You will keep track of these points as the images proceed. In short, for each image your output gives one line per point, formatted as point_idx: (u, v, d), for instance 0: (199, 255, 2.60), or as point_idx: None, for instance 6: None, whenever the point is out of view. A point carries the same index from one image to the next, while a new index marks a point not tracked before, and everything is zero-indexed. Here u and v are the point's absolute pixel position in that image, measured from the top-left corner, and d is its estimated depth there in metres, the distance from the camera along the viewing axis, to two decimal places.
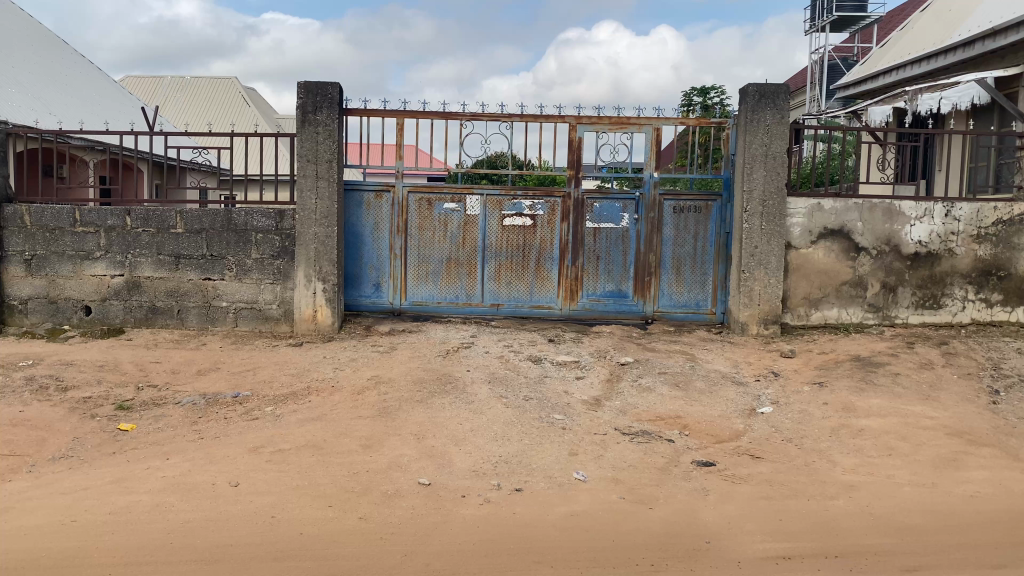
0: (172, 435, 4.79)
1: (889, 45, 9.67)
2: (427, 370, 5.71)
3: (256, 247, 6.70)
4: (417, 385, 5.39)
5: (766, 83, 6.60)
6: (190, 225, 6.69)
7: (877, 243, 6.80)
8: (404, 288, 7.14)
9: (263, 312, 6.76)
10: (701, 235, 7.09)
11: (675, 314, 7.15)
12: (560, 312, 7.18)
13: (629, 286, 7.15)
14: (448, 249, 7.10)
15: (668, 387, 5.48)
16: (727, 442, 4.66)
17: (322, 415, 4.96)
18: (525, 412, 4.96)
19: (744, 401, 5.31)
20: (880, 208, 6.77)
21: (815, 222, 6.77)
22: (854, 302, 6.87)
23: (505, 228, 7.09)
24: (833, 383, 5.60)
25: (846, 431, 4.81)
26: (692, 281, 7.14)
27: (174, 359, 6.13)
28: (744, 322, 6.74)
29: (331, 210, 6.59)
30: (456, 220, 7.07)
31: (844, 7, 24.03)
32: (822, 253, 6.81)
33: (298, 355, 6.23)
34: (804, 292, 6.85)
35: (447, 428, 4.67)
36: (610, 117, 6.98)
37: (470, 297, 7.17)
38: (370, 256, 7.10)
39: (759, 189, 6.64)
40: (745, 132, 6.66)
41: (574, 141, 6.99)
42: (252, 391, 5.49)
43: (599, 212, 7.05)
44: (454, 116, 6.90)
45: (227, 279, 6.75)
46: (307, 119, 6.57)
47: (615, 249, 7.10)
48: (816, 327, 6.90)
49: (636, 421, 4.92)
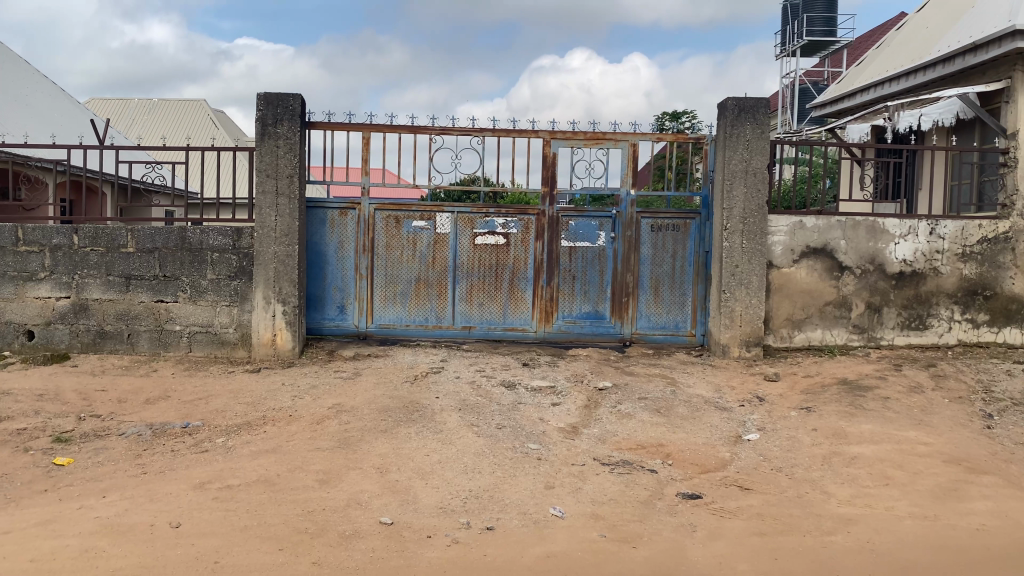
0: (112, 470, 4.39)
1: (865, 64, 9.55)
2: (393, 398, 5.35)
3: (212, 266, 6.34)
4: (381, 413, 5.03)
5: (745, 97, 6.39)
6: (142, 244, 6.32)
7: (861, 262, 6.59)
8: (370, 310, 6.79)
9: (219, 336, 6.38)
10: (680, 254, 6.83)
11: (654, 335, 6.88)
12: (534, 335, 6.86)
13: (606, 307, 6.87)
14: (417, 269, 6.78)
15: (649, 413, 5.18)
16: (713, 472, 4.36)
17: (278, 447, 4.58)
18: (498, 441, 4.62)
19: (729, 428, 5.02)
20: (863, 226, 6.57)
21: (797, 240, 6.55)
22: (838, 323, 6.63)
23: (476, 247, 6.78)
24: (822, 408, 5.33)
25: (838, 459, 4.53)
26: (671, 302, 6.87)
27: (121, 386, 5.71)
28: (725, 344, 6.47)
29: (292, 228, 6.28)
30: (425, 238, 6.76)
31: (814, 33, 24.23)
32: (805, 272, 6.58)
33: (255, 382, 5.85)
34: (787, 313, 6.61)
35: (412, 460, 4.32)
36: (585, 132, 6.73)
37: (440, 319, 6.84)
38: (335, 276, 6.75)
39: (739, 206, 6.40)
40: (725, 148, 6.43)
41: (548, 157, 6.72)
42: (204, 421, 5.10)
43: (575, 230, 6.78)
44: (423, 130, 6.61)
45: (181, 301, 6.37)
46: (267, 132, 6.26)
47: (591, 269, 6.82)
48: (800, 349, 6.64)
49: (616, 451, 4.60)
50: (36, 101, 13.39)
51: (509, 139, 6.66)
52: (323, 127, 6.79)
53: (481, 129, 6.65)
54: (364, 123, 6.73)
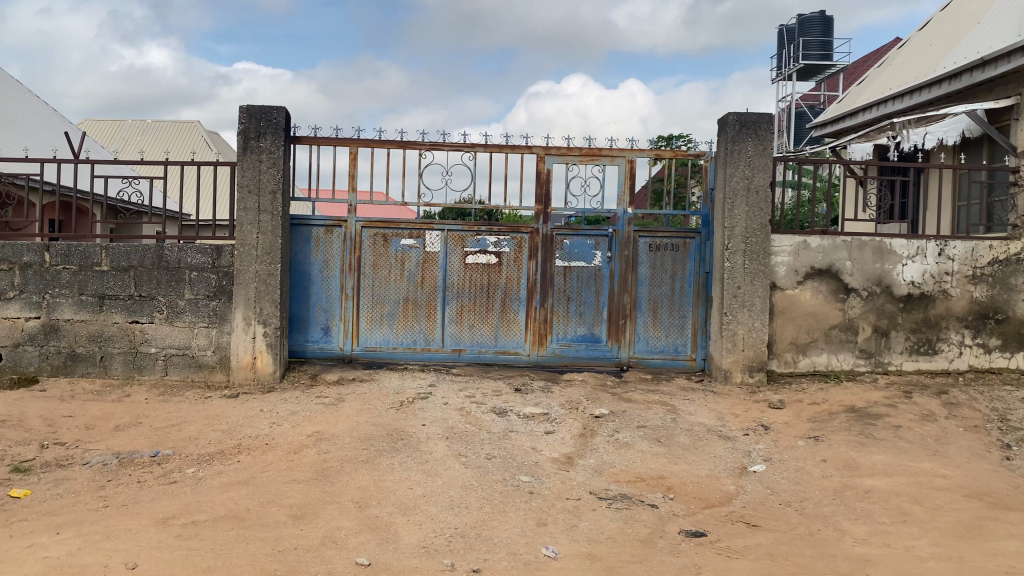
0: (71, 503, 4.06)
1: (867, 83, 9.35)
2: (377, 426, 5.05)
3: (190, 285, 6.05)
4: (364, 442, 4.73)
5: (747, 112, 6.16)
6: (117, 262, 6.03)
7: (868, 284, 6.33)
8: (356, 332, 6.50)
9: (197, 359, 6.08)
10: (679, 275, 6.57)
11: (652, 360, 6.59)
12: (527, 359, 6.57)
13: (602, 330, 6.59)
14: (405, 289, 6.50)
15: (649, 442, 4.88)
16: (718, 507, 4.06)
17: (250, 479, 4.27)
18: (487, 473, 4.32)
19: (733, 458, 4.72)
20: (869, 246, 6.32)
21: (801, 260, 6.29)
22: (844, 347, 6.36)
23: (467, 266, 6.52)
24: (830, 437, 5.04)
25: (851, 493, 4.23)
26: (670, 325, 6.60)
27: (90, 412, 5.40)
28: (727, 369, 6.19)
29: (274, 245, 6.00)
30: (414, 257, 6.49)
31: (810, 57, 24.16)
32: (810, 293, 6.31)
33: (232, 409, 5.54)
34: (791, 337, 6.33)
35: (394, 494, 4.01)
36: (581, 147, 6.48)
37: (429, 341, 6.55)
38: (319, 296, 6.46)
39: (741, 225, 6.16)
40: (726, 164, 6.19)
41: (542, 173, 6.47)
42: (174, 449, 4.78)
43: (570, 249, 6.52)
44: (413, 146, 6.36)
45: (157, 322, 6.08)
46: (249, 146, 6.00)
47: (587, 290, 6.55)
48: (805, 374, 6.36)
49: (613, 483, 4.31)
50: (19, 120, 13.14)
51: (502, 154, 6.41)
52: (308, 142, 6.54)
53: (473, 144, 6.40)
54: (351, 137, 6.48)
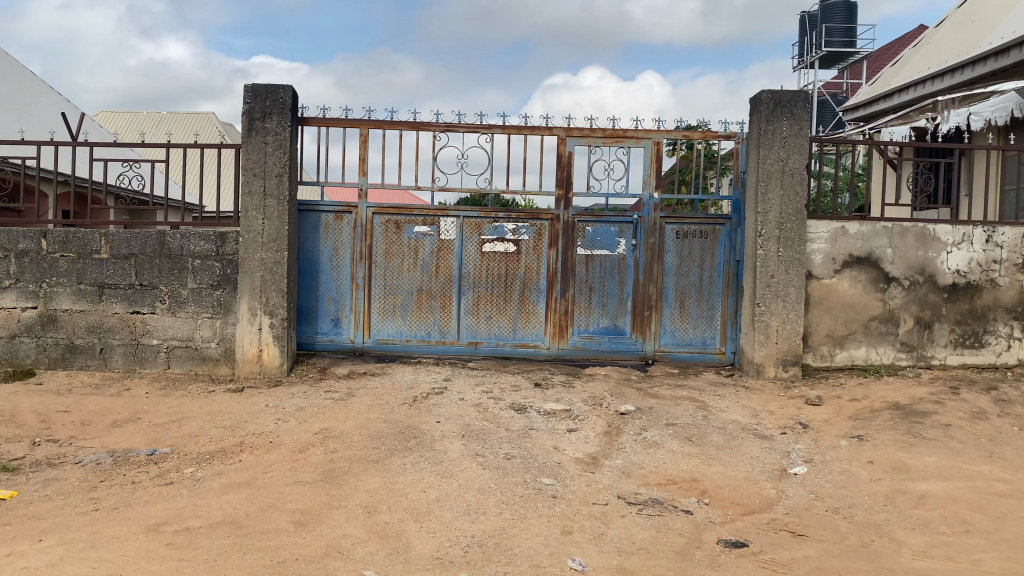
0: (59, 505, 3.77)
1: (902, 64, 8.92)
2: (387, 422, 4.73)
3: (193, 274, 5.76)
4: (374, 441, 4.41)
5: (782, 90, 5.79)
6: (116, 250, 5.75)
7: (910, 273, 5.96)
8: (367, 323, 6.18)
9: (200, 351, 5.79)
10: (708, 263, 6.21)
11: (679, 353, 6.24)
12: (547, 352, 6.24)
13: (626, 322, 6.25)
14: (419, 278, 6.18)
15: (679, 442, 4.54)
16: (759, 513, 3.72)
17: (251, 481, 3.96)
18: (505, 475, 3.99)
19: (772, 459, 4.37)
20: (912, 233, 5.94)
21: (838, 248, 5.92)
22: (884, 340, 5.99)
23: (483, 255, 6.19)
24: (875, 437, 4.67)
25: (903, 499, 3.87)
26: (698, 316, 6.24)
27: (87, 407, 5.12)
28: (759, 364, 5.83)
29: (281, 232, 5.70)
30: (428, 245, 6.17)
31: (833, 43, 23.59)
32: (847, 283, 5.94)
33: (236, 404, 5.25)
34: (827, 329, 5.96)
35: (405, 498, 3.69)
36: (604, 129, 6.13)
37: (444, 334, 6.23)
38: (328, 286, 6.15)
39: (774, 210, 5.79)
40: (759, 146, 5.82)
41: (562, 156, 6.12)
42: (173, 447, 4.49)
43: (592, 236, 6.18)
44: (426, 127, 6.03)
45: (158, 313, 5.79)
46: (254, 127, 5.70)
47: (610, 279, 6.21)
48: (842, 369, 5.99)
49: (643, 487, 3.97)
50: (27, 107, 12.90)
51: (520, 135, 6.06)
52: (317, 123, 6.22)
53: (490, 125, 6.07)
54: (362, 119, 6.15)
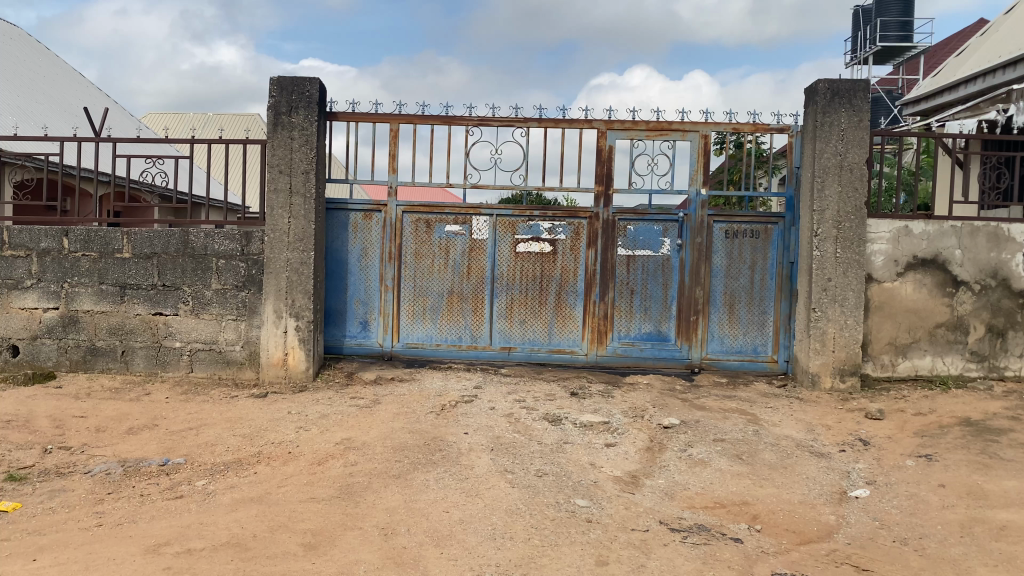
0: (61, 519, 3.54)
1: (968, 54, 8.39)
2: (413, 433, 4.44)
3: (217, 275, 5.55)
4: (397, 453, 4.12)
5: (840, 78, 5.37)
6: (139, 249, 5.57)
7: (981, 276, 5.49)
8: (396, 327, 5.91)
9: (224, 354, 5.57)
10: (760, 265, 5.81)
11: (727, 361, 5.85)
12: (585, 358, 5.90)
13: (670, 327, 5.88)
14: (451, 280, 5.89)
15: (728, 460, 4.17)
16: (818, 543, 3.33)
17: (263, 496, 3.68)
18: (536, 495, 3.67)
19: (831, 481, 3.97)
20: (983, 232, 5.47)
21: (901, 249, 5.48)
22: (952, 349, 5.53)
23: (519, 255, 5.88)
24: (945, 457, 4.23)
25: (982, 530, 3.44)
26: (748, 322, 5.85)
27: (104, 413, 4.92)
28: (815, 374, 5.42)
29: (307, 231, 5.45)
30: (460, 245, 5.88)
31: (888, 38, 22.79)
32: (911, 287, 5.49)
33: (258, 411, 5.01)
34: (889, 337, 5.53)
35: (426, 519, 3.39)
36: (647, 121, 5.77)
37: (476, 339, 5.93)
38: (357, 287, 5.89)
39: (832, 208, 5.38)
40: (815, 139, 5.41)
41: (603, 151, 5.78)
42: (187, 457, 4.26)
43: (634, 236, 5.83)
44: (459, 121, 5.74)
45: (182, 314, 5.59)
46: (280, 122, 5.46)
47: (653, 282, 5.85)
48: (905, 380, 5.54)
49: (687, 510, 3.62)
50: (72, 106, 12.92)
51: (558, 129, 5.74)
52: (346, 118, 5.94)
53: (526, 118, 5.76)
54: (392, 113, 5.88)
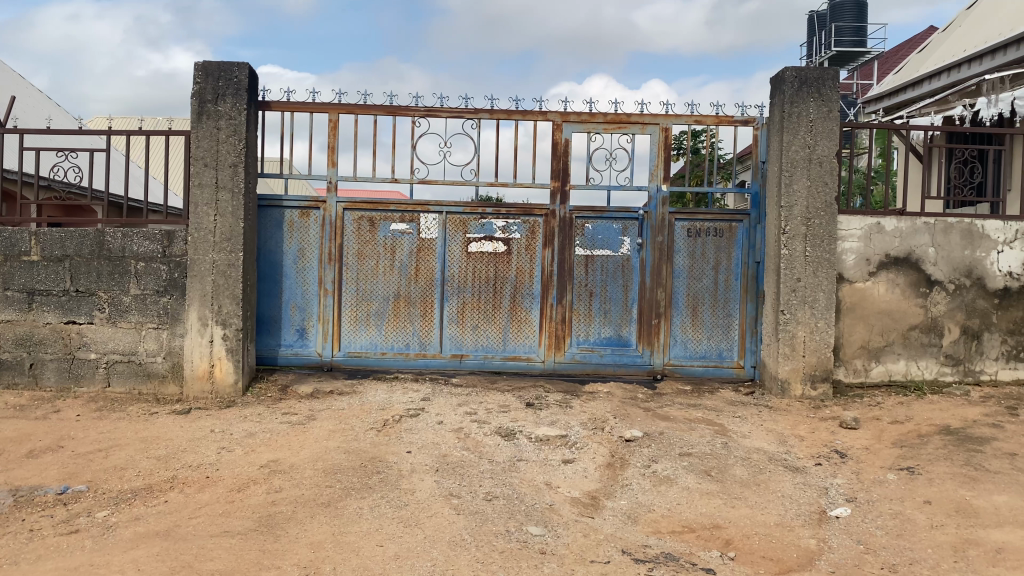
0: None
1: (931, 51, 8.17)
2: (349, 453, 3.99)
3: (136, 279, 5.05)
4: (328, 477, 3.68)
5: (808, 66, 5.06)
6: (48, 251, 5.05)
7: (955, 276, 5.21)
8: (336, 335, 5.44)
9: (144, 367, 5.07)
10: (724, 266, 5.48)
11: (691, 367, 5.50)
12: (542, 367, 5.50)
13: (631, 332, 5.52)
14: (396, 283, 5.45)
15: (696, 477, 3.79)
16: (799, 573, 2.96)
17: (170, 530, 3.20)
18: (483, 523, 3.25)
19: (808, 499, 3.62)
20: (957, 229, 5.20)
21: (873, 247, 5.18)
22: (926, 352, 5.24)
23: (469, 256, 5.47)
24: (928, 469, 3.91)
25: (977, 554, 3.10)
26: (713, 325, 5.51)
27: (3, 434, 4.39)
28: (785, 380, 5.09)
29: (235, 230, 4.99)
30: (406, 245, 5.45)
31: (843, 43, 22.90)
32: (884, 287, 5.20)
33: (178, 428, 4.51)
34: (861, 340, 5.22)
35: (356, 555, 2.95)
36: (605, 113, 5.40)
37: (424, 347, 5.50)
38: (293, 292, 5.43)
39: (801, 203, 5.07)
40: (782, 130, 5.10)
41: (559, 144, 5.40)
42: (90, 485, 3.75)
43: (592, 234, 5.46)
44: (404, 111, 5.32)
45: (97, 323, 5.08)
46: (204, 111, 5.00)
47: (612, 284, 5.48)
48: (878, 385, 5.24)
49: (653, 537, 3.23)
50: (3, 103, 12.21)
51: (511, 120, 5.35)
52: (280, 107, 5.45)
53: (476, 110, 5.37)
54: (330, 103, 5.42)
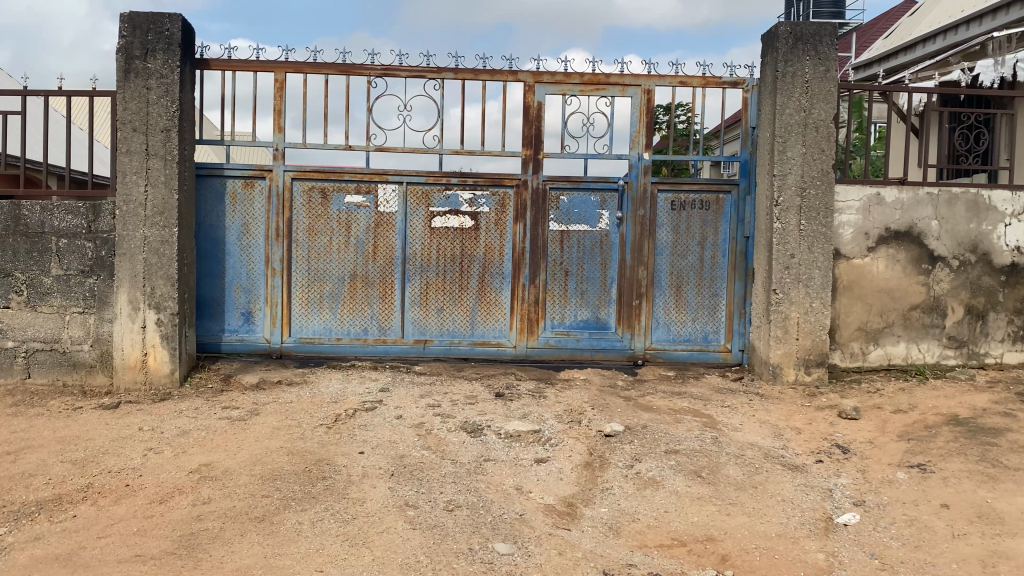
0: None
1: (922, 15, 7.77)
2: (292, 455, 3.51)
3: (58, 258, 4.51)
4: (266, 485, 3.20)
5: (804, 21, 4.59)
6: None
7: (959, 251, 4.82)
8: (286, 319, 4.95)
9: (69, 356, 4.54)
10: (710, 241, 5.04)
11: (674, 351, 5.08)
12: (513, 352, 5.05)
13: (609, 313, 5.07)
14: (352, 261, 4.96)
15: (685, 478, 3.36)
16: None
17: (72, 554, 2.70)
18: (443, 540, 2.79)
19: (811, 504, 3.20)
20: (962, 200, 4.80)
21: (872, 220, 4.76)
22: (927, 334, 4.86)
23: (433, 232, 4.98)
24: (941, 467, 3.51)
25: (1010, 570, 2.69)
26: (698, 306, 5.08)
27: None
28: (777, 365, 4.68)
29: (169, 203, 4.46)
30: (363, 219, 4.94)
31: (821, 15, 22.52)
32: (883, 263, 4.79)
33: (102, 425, 3.99)
34: (858, 321, 4.82)
35: None
36: (582, 73, 4.91)
37: (384, 331, 5.01)
38: (237, 272, 4.91)
39: (795, 173, 4.63)
40: (775, 92, 4.65)
41: (531, 107, 4.91)
42: None
43: (568, 208, 4.99)
44: (359, 71, 4.81)
45: (14, 307, 4.54)
46: (131, 68, 4.43)
47: (589, 261, 5.02)
48: (877, 370, 4.85)
49: (638, 553, 2.80)
50: None
51: (478, 81, 4.85)
52: (221, 66, 4.87)
53: (439, 68, 4.87)
54: (277, 61, 4.89)
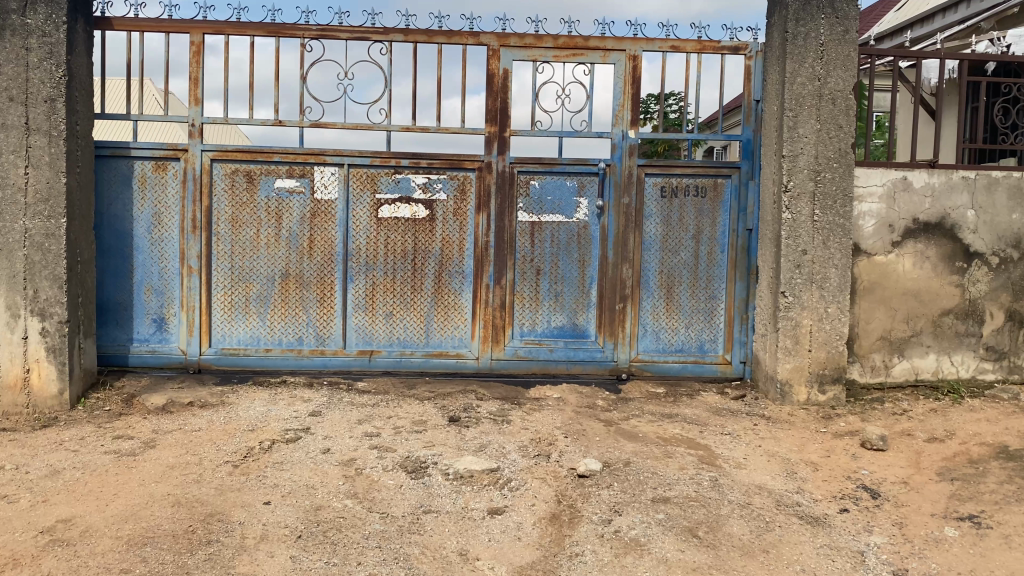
0: None
1: None
2: (178, 508, 2.76)
3: None
4: (129, 555, 2.44)
5: None
6: None
7: (999, 246, 4.09)
8: (206, 327, 4.19)
9: None
10: (706, 234, 4.30)
11: (664, 363, 4.34)
12: (475, 365, 4.30)
13: (588, 319, 4.33)
14: (284, 258, 4.20)
15: (676, 539, 2.63)
16: None
17: None
18: None
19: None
20: (1003, 186, 4.07)
21: (897, 210, 4.02)
22: (961, 344, 4.14)
23: (380, 222, 4.22)
24: (999, 520, 2.78)
25: None
26: (691, 310, 4.34)
27: None
28: (785, 382, 3.95)
29: (54, 189, 3.69)
30: (298, 208, 4.18)
31: None
32: (910, 261, 4.06)
33: None
34: (881, 329, 4.09)
35: None
36: (556, 36, 4.16)
37: (322, 342, 4.26)
38: (148, 271, 4.15)
39: (807, 153, 3.89)
40: (784, 57, 3.89)
41: (495, 77, 4.15)
42: None
43: (540, 195, 4.24)
44: (291, 32, 4.05)
45: None
46: (5, 24, 3.64)
47: (565, 257, 4.28)
48: (902, 387, 4.12)
49: None
50: None
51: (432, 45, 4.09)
52: (126, 26, 4.09)
53: (386, 29, 4.11)
54: (194, 20, 4.12)
